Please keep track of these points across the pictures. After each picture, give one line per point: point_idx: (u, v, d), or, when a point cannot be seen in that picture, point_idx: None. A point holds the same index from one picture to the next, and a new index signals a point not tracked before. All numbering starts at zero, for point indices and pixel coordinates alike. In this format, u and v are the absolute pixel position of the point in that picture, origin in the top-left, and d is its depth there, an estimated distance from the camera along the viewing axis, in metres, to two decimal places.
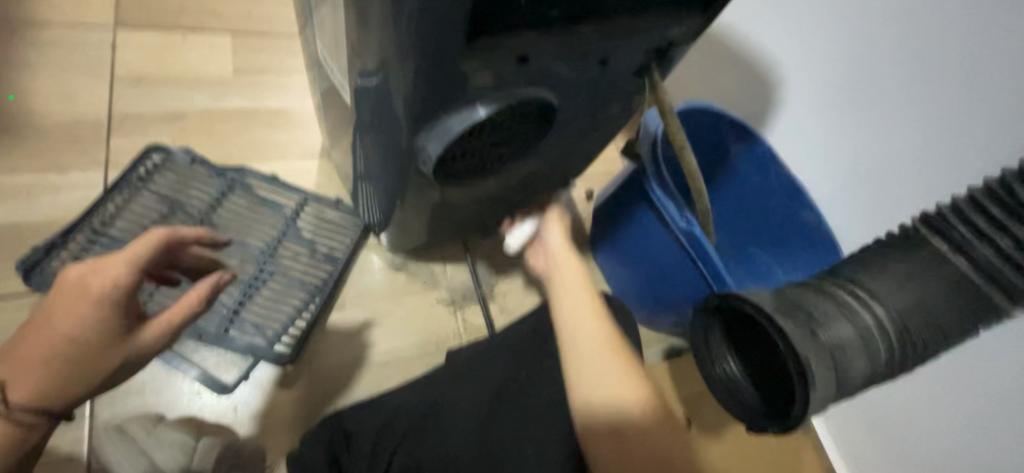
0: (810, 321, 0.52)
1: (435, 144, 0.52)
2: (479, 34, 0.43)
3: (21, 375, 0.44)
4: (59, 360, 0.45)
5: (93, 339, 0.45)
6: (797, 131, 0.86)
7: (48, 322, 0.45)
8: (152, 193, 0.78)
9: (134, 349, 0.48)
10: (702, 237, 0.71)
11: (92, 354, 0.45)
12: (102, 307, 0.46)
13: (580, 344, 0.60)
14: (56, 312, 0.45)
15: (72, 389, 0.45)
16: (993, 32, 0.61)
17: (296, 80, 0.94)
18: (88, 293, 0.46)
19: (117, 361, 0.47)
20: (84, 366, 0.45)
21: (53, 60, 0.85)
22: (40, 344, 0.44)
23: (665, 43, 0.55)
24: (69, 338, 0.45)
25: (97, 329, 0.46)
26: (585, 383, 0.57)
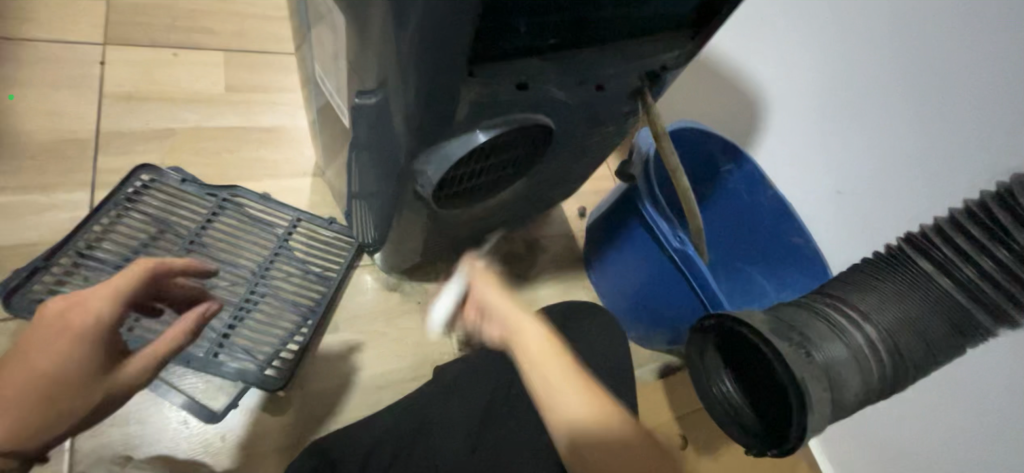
0: (805, 341, 0.53)
1: (435, 169, 0.52)
2: (481, 60, 0.45)
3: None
4: (34, 400, 0.43)
5: (71, 375, 0.44)
6: (784, 152, 0.89)
7: (25, 359, 0.43)
8: (140, 213, 0.77)
9: (116, 386, 0.46)
10: (695, 256, 0.72)
11: (72, 392, 0.44)
12: (84, 342, 0.44)
13: (541, 360, 0.53)
14: (34, 348, 0.44)
15: (46, 430, 0.43)
16: (960, 59, 0.64)
17: (290, 99, 0.94)
18: (69, 327, 0.44)
19: (98, 398, 0.45)
20: (59, 404, 0.43)
21: (40, 77, 0.83)
22: (12, 384, 0.43)
23: (659, 68, 0.57)
24: (47, 375, 0.43)
25: (76, 364, 0.44)
26: (553, 400, 0.51)
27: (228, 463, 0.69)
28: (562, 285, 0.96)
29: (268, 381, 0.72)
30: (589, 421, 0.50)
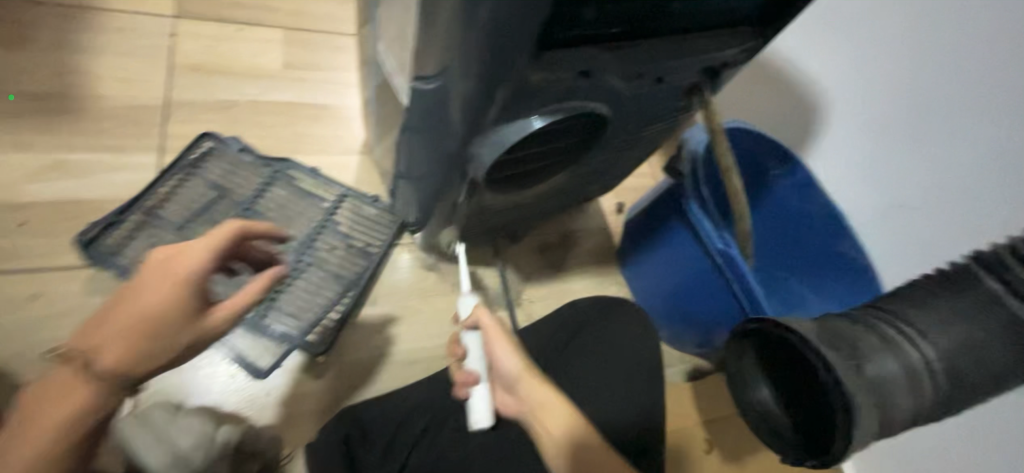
0: (855, 354, 0.51)
1: (489, 153, 0.53)
2: (546, 47, 0.44)
3: (104, 346, 0.43)
4: (134, 337, 0.43)
5: (173, 318, 0.45)
6: (839, 160, 0.85)
7: (131, 297, 0.45)
8: (201, 178, 0.81)
9: (205, 331, 0.47)
10: (739, 259, 0.70)
11: (166, 332, 0.44)
12: (183, 286, 0.45)
13: (540, 401, 0.58)
14: (140, 288, 0.45)
15: (147, 366, 0.45)
16: None
17: (343, 78, 0.97)
18: (174, 271, 0.46)
19: (188, 341, 0.46)
20: (156, 344, 0.44)
21: (114, 43, 0.87)
22: (121, 320, 0.44)
23: (718, 64, 0.56)
24: (148, 313, 0.44)
25: (177, 309, 0.45)
26: (560, 437, 0.57)
27: (269, 420, 0.73)
28: (595, 279, 0.97)
29: (312, 345, 0.76)
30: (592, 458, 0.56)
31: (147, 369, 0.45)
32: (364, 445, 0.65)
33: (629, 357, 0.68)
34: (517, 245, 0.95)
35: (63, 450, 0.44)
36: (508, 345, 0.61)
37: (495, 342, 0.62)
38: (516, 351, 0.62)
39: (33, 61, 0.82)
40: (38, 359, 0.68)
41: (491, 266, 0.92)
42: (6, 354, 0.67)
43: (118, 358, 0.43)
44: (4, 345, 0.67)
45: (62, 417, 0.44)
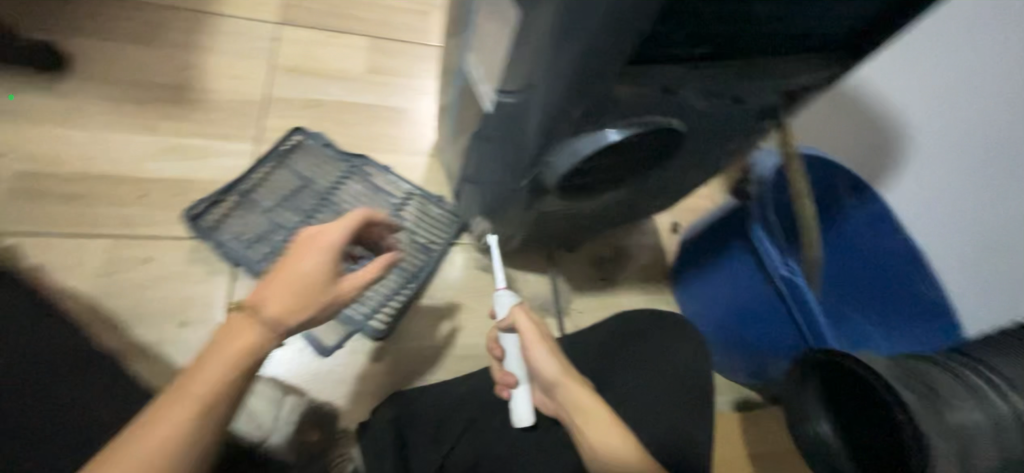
0: (934, 396, 0.49)
1: (564, 161, 0.56)
2: (636, 62, 0.46)
3: (264, 299, 0.49)
4: (286, 292, 0.49)
5: (321, 275, 0.50)
6: (921, 196, 0.81)
7: (285, 262, 0.51)
8: (289, 168, 0.89)
9: (340, 292, 0.52)
10: (804, 288, 0.67)
11: (310, 289, 0.50)
12: (327, 251, 0.52)
13: (575, 405, 0.60)
14: (292, 254, 0.52)
15: (298, 321, 0.50)
16: None
17: (419, 85, 1.04)
18: (320, 239, 0.52)
19: (327, 298, 0.51)
20: (302, 298, 0.49)
21: (226, 45, 0.98)
22: (281, 278, 0.50)
23: (799, 88, 0.56)
24: (299, 272, 0.50)
25: (321, 270, 0.51)
26: (597, 440, 0.58)
27: (328, 396, 0.78)
28: (645, 295, 0.96)
29: (373, 330, 0.80)
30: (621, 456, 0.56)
31: (298, 324, 0.50)
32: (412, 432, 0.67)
33: (683, 377, 0.66)
34: (570, 254, 0.96)
35: (227, 389, 0.45)
36: (545, 350, 0.63)
37: (531, 346, 0.63)
38: (552, 356, 0.63)
39: (161, 56, 0.94)
40: (142, 317, 0.77)
41: (543, 273, 0.94)
42: (118, 310, 0.76)
43: (278, 309, 0.48)
44: (116, 301, 0.77)
45: (232, 356, 0.46)
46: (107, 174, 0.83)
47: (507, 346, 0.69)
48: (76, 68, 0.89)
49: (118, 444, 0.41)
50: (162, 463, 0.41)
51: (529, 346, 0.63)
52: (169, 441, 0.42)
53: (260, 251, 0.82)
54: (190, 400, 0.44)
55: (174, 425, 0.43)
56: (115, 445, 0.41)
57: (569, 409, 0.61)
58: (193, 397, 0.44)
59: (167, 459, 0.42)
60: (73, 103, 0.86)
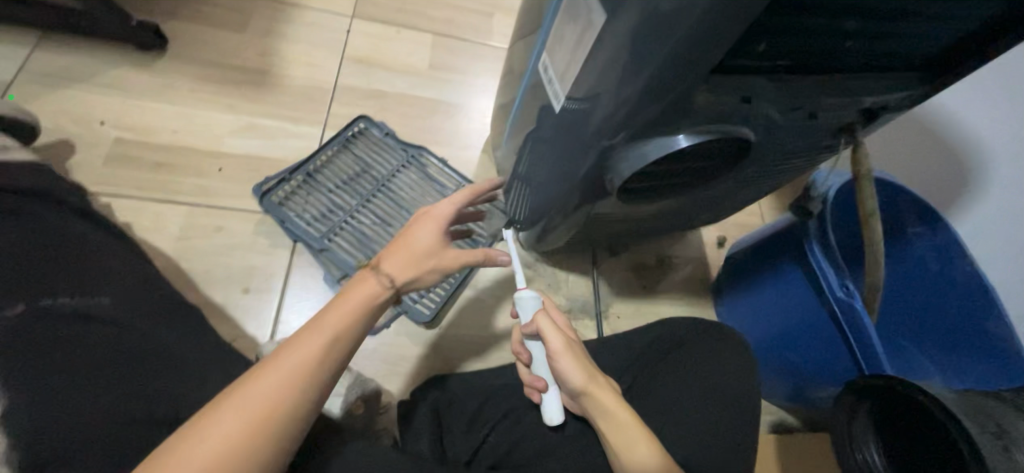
0: (1001, 430, 0.47)
1: (631, 165, 0.56)
2: (717, 71, 0.47)
3: (388, 256, 0.54)
4: (407, 253, 0.55)
5: (437, 243, 0.56)
6: (994, 230, 0.78)
7: (406, 229, 0.58)
8: (352, 153, 0.93)
9: (450, 261, 0.58)
10: (863, 313, 0.65)
11: (427, 254, 0.56)
12: (442, 223, 0.58)
13: (601, 415, 0.58)
14: (412, 224, 0.58)
15: (410, 283, 0.55)
16: None
17: (477, 83, 1.08)
18: (435, 212, 0.58)
19: (439, 263, 0.57)
20: (420, 264, 0.55)
21: (303, 34, 1.04)
22: (403, 242, 0.56)
23: (877, 106, 0.55)
24: (419, 239, 0.56)
25: (437, 238, 0.57)
26: (623, 453, 0.55)
27: (372, 372, 0.81)
28: (686, 306, 0.96)
29: (418, 314, 0.81)
30: None
31: (411, 285, 0.55)
32: (450, 413, 0.69)
33: (734, 393, 0.64)
34: (613, 258, 0.97)
35: (353, 325, 0.50)
36: (569, 358, 0.60)
37: (555, 355, 0.60)
38: (577, 365, 0.60)
39: (245, 41, 1.01)
40: (212, 280, 0.82)
41: (585, 274, 0.95)
42: (191, 272, 0.82)
43: (398, 269, 0.54)
44: (191, 263, 0.83)
45: (361, 299, 0.51)
46: (191, 146, 0.90)
47: (534, 350, 0.66)
48: (172, 48, 0.97)
49: (264, 364, 0.46)
50: (303, 384, 0.46)
51: (554, 353, 0.61)
52: (308, 363, 0.46)
53: (321, 229, 0.85)
54: (329, 325, 0.48)
55: (313, 349, 0.47)
56: (261, 366, 0.45)
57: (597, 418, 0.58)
58: (327, 328, 0.48)
59: (306, 380, 0.46)
60: (166, 79, 0.94)
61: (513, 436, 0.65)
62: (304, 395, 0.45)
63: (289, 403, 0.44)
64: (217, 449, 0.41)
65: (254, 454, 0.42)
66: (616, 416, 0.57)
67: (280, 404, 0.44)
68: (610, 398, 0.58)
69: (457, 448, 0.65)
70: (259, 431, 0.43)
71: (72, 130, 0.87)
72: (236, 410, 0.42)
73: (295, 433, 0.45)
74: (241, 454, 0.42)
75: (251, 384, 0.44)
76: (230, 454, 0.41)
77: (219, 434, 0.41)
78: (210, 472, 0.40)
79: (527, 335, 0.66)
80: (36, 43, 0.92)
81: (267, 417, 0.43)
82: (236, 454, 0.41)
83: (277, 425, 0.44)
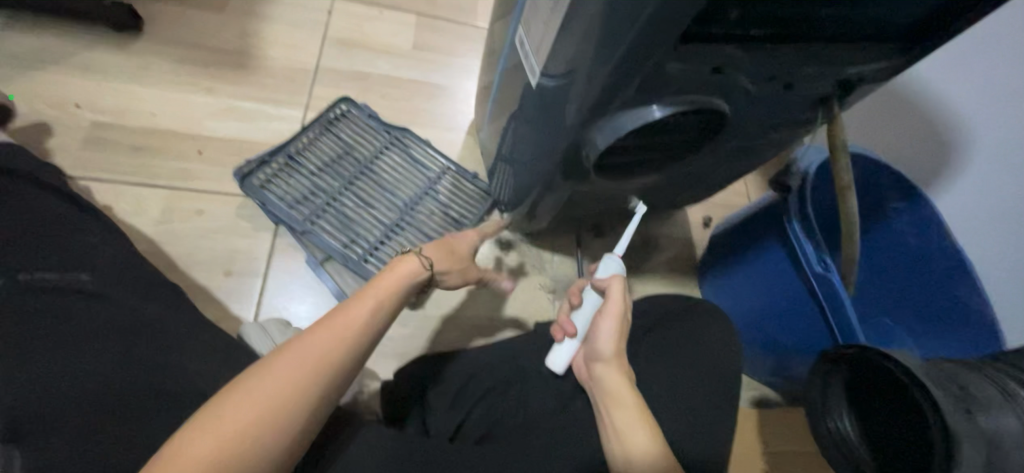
0: (965, 397, 0.47)
1: (605, 136, 0.56)
2: (688, 39, 0.46)
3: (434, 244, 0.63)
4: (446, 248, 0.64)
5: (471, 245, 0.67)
6: (975, 203, 0.79)
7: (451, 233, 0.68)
8: (334, 135, 0.92)
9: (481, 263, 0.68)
10: (839, 286, 0.66)
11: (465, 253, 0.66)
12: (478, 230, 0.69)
13: (612, 386, 0.59)
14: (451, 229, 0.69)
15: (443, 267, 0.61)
16: None
17: (462, 64, 1.07)
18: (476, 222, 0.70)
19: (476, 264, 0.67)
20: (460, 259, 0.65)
21: (284, 15, 1.02)
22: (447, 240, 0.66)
23: (855, 77, 0.55)
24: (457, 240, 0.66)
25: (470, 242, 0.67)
26: (624, 435, 0.55)
27: None
28: (670, 286, 0.96)
29: None
30: (639, 456, 0.53)
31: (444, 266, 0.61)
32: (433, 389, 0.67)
33: (708, 366, 0.65)
34: (598, 239, 0.98)
35: (392, 296, 0.54)
36: (613, 324, 0.61)
37: (606, 314, 0.62)
38: (618, 334, 0.61)
39: (224, 21, 0.99)
40: (195, 262, 0.82)
41: (570, 255, 0.95)
42: (173, 254, 0.82)
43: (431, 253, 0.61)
44: (172, 246, 0.82)
45: (399, 276, 0.56)
46: (171, 129, 0.89)
47: (586, 299, 0.66)
48: (149, 29, 0.95)
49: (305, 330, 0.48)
50: (349, 340, 0.48)
51: (605, 313, 0.62)
52: (347, 329, 0.49)
53: (303, 212, 0.85)
54: (371, 296, 0.52)
55: (360, 312, 0.50)
56: (302, 331, 0.48)
57: (604, 389, 0.59)
58: (369, 296, 0.52)
59: (345, 346, 0.48)
60: (144, 61, 0.92)
61: (495, 411, 0.65)
62: (350, 351, 0.48)
63: (328, 367, 0.46)
64: (274, 393, 0.43)
65: (307, 401, 0.45)
66: (624, 391, 0.58)
67: (327, 357, 0.47)
68: (627, 380, 0.59)
69: (438, 424, 0.64)
70: (308, 379, 0.45)
71: (47, 113, 0.86)
72: (291, 362, 0.45)
73: (339, 389, 0.48)
74: (293, 399, 0.44)
75: (293, 347, 0.46)
76: (273, 411, 0.43)
77: (263, 392, 0.43)
78: (265, 410, 0.43)
79: (591, 285, 0.66)
80: (8, 24, 0.90)
81: (316, 367, 0.46)
82: (288, 399, 0.44)
83: (315, 387, 0.45)
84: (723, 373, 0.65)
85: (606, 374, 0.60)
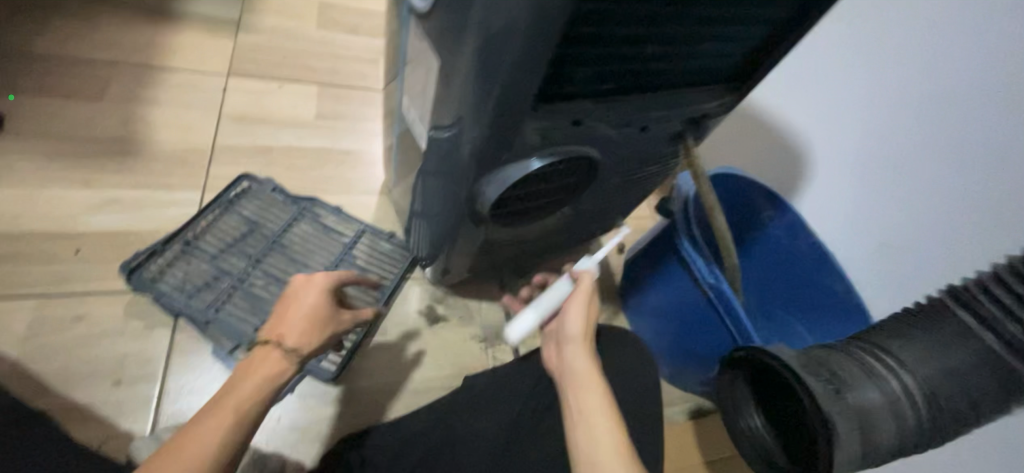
0: (834, 380, 0.55)
1: (494, 189, 0.60)
2: (545, 100, 0.51)
3: (295, 327, 0.56)
4: (303, 324, 0.56)
5: (325, 309, 0.59)
6: (826, 201, 0.93)
7: (298, 299, 0.59)
8: (237, 214, 0.88)
9: (345, 319, 0.61)
10: (729, 293, 0.74)
11: (321, 322, 0.58)
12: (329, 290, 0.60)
13: (577, 364, 0.60)
14: (297, 293, 0.59)
15: (313, 349, 0.57)
16: (988, 122, 0.69)
17: (368, 128, 1.09)
18: (319, 279, 0.61)
19: (337, 324, 0.60)
20: (317, 328, 0.57)
21: (173, 98, 0.99)
22: (295, 314, 0.57)
23: (700, 114, 0.65)
24: (310, 309, 0.57)
25: (324, 305, 0.59)
26: (587, 415, 0.55)
27: (279, 445, 0.76)
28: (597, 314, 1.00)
29: (323, 372, 0.79)
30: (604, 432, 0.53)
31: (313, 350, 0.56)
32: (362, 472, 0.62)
33: (628, 386, 0.69)
34: (522, 280, 1.00)
35: (246, 407, 0.49)
36: (579, 306, 0.65)
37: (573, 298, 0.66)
38: (583, 317, 0.64)
39: (104, 110, 0.94)
40: (75, 377, 0.73)
41: (496, 300, 0.97)
42: (47, 372, 0.73)
43: (298, 340, 0.55)
44: (46, 362, 0.73)
45: (262, 380, 0.52)
46: (40, 230, 0.81)
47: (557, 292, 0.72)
48: (12, 127, 0.88)
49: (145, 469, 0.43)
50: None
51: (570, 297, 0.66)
52: (199, 460, 0.44)
53: (205, 300, 0.79)
54: (225, 414, 0.48)
55: (209, 438, 0.46)
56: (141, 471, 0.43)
57: (570, 368, 0.60)
58: (223, 416, 0.48)
59: None
60: (6, 161, 0.85)
61: None
62: None
63: None
64: None
65: None
66: (588, 368, 0.59)
67: None
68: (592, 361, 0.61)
69: None
70: None
71: None
72: None
73: None
74: None
75: None
76: None
77: None
78: None
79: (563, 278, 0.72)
80: None
81: None
82: None
83: None
84: (644, 393, 0.69)
85: (570, 354, 0.61)
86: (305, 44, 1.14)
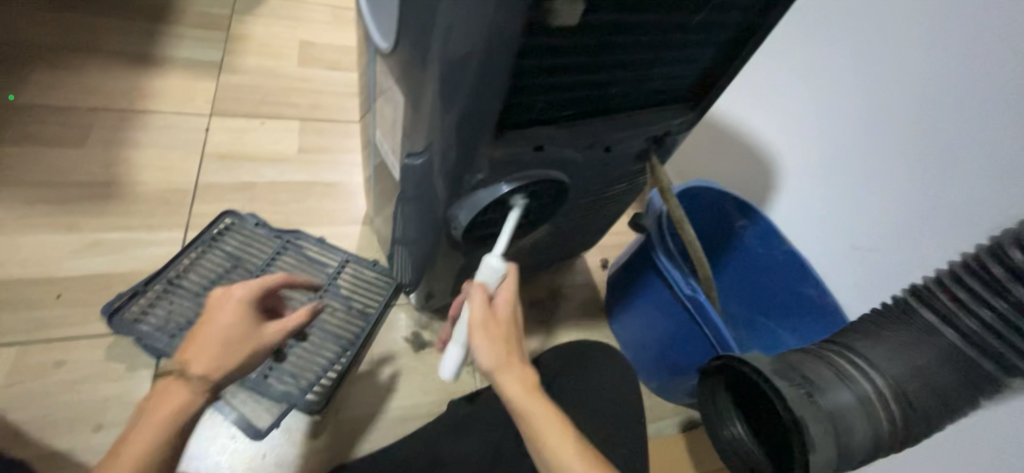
0: (806, 384, 0.57)
1: (466, 214, 0.62)
2: (507, 126, 0.54)
3: (202, 352, 0.50)
4: (214, 348, 0.51)
5: (241, 327, 0.53)
6: (796, 209, 0.97)
7: (209, 320, 0.53)
8: (220, 250, 0.89)
9: (266, 337, 0.55)
10: (706, 303, 0.75)
11: (237, 343, 0.52)
12: (244, 309, 0.55)
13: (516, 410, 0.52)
14: (212, 311, 0.54)
15: (230, 372, 0.51)
16: (933, 129, 0.74)
17: (350, 159, 1.11)
18: (234, 297, 0.55)
19: (259, 342, 0.54)
20: (232, 350, 0.52)
21: (155, 140, 1.01)
22: (204, 337, 0.52)
23: (662, 133, 0.68)
24: (221, 331, 0.52)
25: (238, 325, 0.53)
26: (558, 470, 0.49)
27: None
28: (583, 331, 1.01)
29: (308, 404, 0.79)
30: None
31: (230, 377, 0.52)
32: None
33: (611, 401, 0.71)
34: None
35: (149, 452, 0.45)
36: (478, 340, 0.54)
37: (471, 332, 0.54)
38: (489, 346, 0.53)
39: (87, 154, 0.96)
40: (54, 423, 0.72)
41: None
42: (26, 419, 0.72)
43: (206, 366, 0.50)
44: (25, 410, 0.72)
45: (164, 419, 0.47)
46: (21, 277, 0.81)
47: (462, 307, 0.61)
48: None
49: None
50: None
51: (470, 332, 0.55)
52: None
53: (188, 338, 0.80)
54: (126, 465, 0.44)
55: None
56: None
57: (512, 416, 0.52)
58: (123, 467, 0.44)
59: None
60: None
61: None
62: None
63: None
64: None
65: None
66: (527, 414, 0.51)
67: None
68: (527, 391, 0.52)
69: None
70: None
71: None
72: None
73: None
74: None
75: None
76: None
77: None
78: None
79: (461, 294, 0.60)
80: None
81: None
82: None
83: None
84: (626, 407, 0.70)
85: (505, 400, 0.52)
86: (286, 81, 1.17)
